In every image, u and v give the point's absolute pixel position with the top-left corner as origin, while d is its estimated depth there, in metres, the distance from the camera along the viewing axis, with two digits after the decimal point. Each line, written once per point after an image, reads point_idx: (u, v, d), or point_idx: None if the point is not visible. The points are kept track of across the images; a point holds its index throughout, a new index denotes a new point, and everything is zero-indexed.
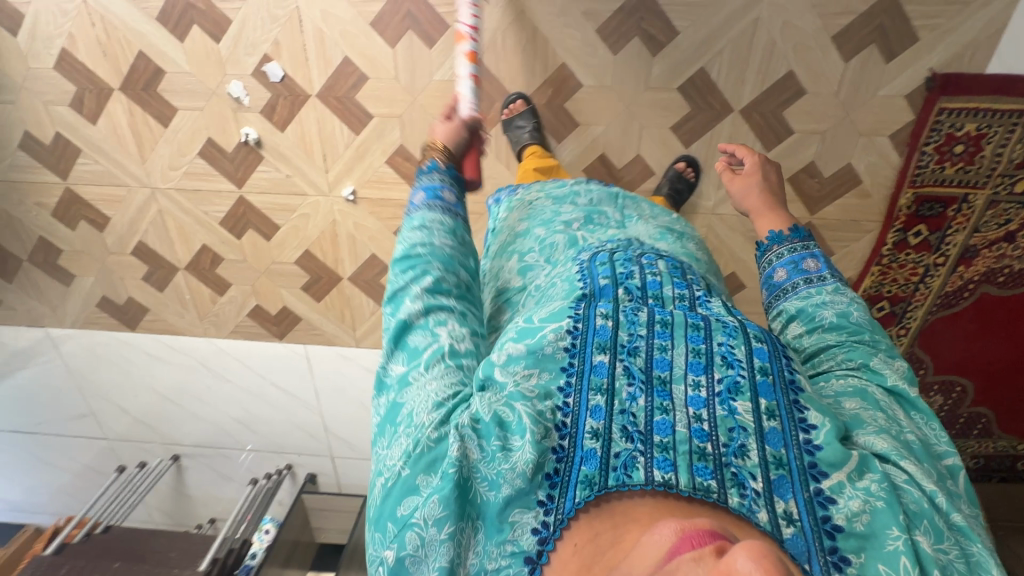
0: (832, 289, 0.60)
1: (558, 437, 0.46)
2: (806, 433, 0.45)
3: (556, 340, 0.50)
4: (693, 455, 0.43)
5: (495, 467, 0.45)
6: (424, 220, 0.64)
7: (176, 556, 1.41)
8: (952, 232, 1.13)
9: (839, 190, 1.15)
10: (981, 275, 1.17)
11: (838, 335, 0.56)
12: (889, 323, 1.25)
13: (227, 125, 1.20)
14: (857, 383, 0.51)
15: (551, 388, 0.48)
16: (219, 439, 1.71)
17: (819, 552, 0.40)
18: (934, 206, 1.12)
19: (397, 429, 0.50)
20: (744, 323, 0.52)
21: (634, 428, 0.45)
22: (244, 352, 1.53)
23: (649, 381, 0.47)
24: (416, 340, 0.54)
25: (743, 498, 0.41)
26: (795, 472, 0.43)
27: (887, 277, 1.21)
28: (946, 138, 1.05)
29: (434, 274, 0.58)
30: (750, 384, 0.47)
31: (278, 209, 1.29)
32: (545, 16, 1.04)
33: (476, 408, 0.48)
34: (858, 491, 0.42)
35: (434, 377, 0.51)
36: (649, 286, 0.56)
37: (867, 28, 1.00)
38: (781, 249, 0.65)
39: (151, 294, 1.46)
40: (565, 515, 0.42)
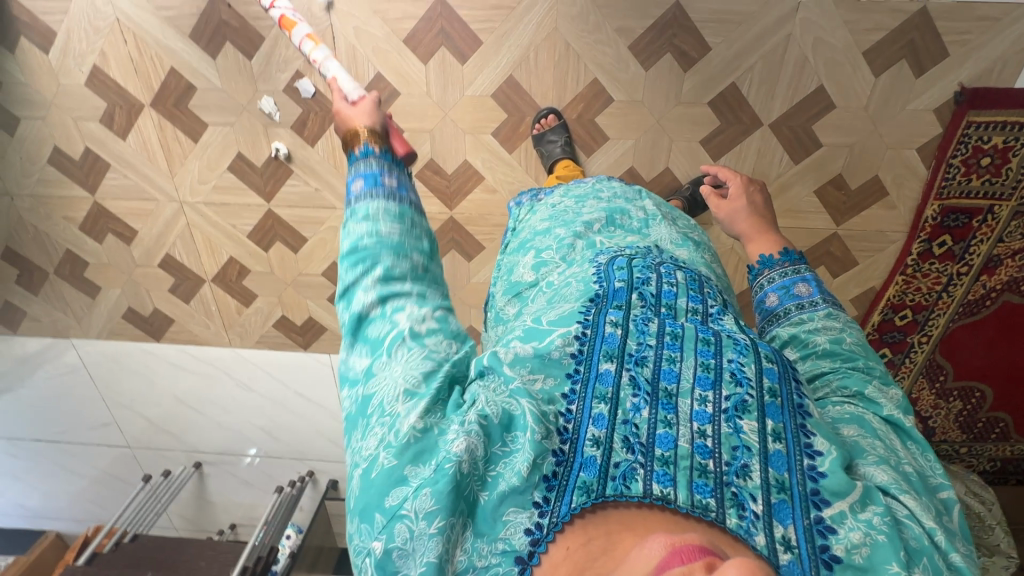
0: (827, 316, 0.56)
1: (562, 441, 0.40)
2: (809, 459, 0.40)
3: (564, 346, 0.45)
4: (694, 472, 0.38)
5: (494, 467, 0.39)
6: (367, 211, 0.50)
7: (206, 565, 1.42)
8: (977, 242, 1.12)
9: (870, 200, 1.15)
10: (1004, 284, 1.15)
11: (833, 362, 0.51)
12: (909, 332, 1.23)
13: (257, 140, 1.24)
14: (852, 410, 0.46)
15: (555, 394, 0.42)
16: (240, 448, 1.70)
17: None
18: (958, 217, 1.11)
19: (370, 422, 0.41)
20: (755, 338, 0.48)
21: (635, 441, 0.40)
22: (268, 362, 1.53)
23: (655, 393, 0.42)
24: (375, 332, 0.44)
25: (743, 521, 0.37)
26: (797, 498, 0.38)
27: (910, 286, 1.20)
28: (973, 151, 1.06)
29: (390, 269, 0.46)
30: (760, 400, 0.42)
31: (307, 222, 1.31)
32: (578, 33, 1.07)
33: (470, 404, 0.41)
34: (860, 523, 0.38)
35: (400, 364, 0.42)
36: (664, 295, 0.51)
37: (897, 45, 1.02)
38: (772, 274, 0.64)
39: (177, 305, 1.47)
40: (561, 519, 0.36)
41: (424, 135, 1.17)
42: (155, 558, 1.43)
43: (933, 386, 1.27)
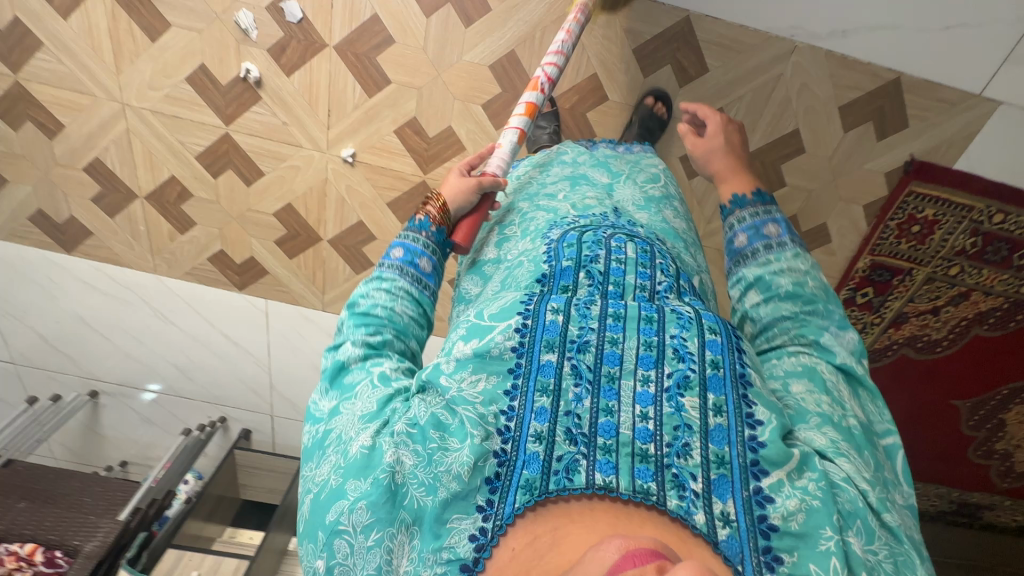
0: (790, 257, 0.59)
1: (502, 442, 0.43)
2: (751, 428, 0.42)
3: (504, 342, 0.47)
4: (635, 457, 0.41)
5: (432, 470, 0.42)
6: (392, 284, 0.56)
7: (91, 501, 1.30)
8: (893, 298, 1.24)
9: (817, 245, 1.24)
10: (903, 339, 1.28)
11: (793, 306, 0.55)
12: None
13: (227, 55, 1.13)
14: (808, 363, 0.51)
15: (497, 393, 0.45)
16: (148, 382, 1.57)
17: (752, 553, 0.38)
18: (883, 270, 1.22)
19: (325, 448, 0.46)
20: (700, 313, 0.49)
21: (578, 432, 0.42)
22: (196, 295, 1.41)
23: (597, 380, 0.44)
24: (352, 379, 0.49)
25: (682, 501, 0.39)
26: (735, 472, 0.41)
27: None
28: (908, 217, 1.17)
29: (385, 335, 0.52)
30: (701, 378, 0.44)
31: (267, 155, 1.22)
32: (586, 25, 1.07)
33: (407, 414, 0.45)
34: (796, 490, 0.40)
35: (360, 395, 0.47)
36: (611, 272, 0.54)
37: (869, 107, 1.10)
38: (743, 215, 0.64)
39: (98, 217, 1.32)
40: (505, 521, 0.40)
41: (410, 91, 1.14)
42: (30, 487, 1.30)
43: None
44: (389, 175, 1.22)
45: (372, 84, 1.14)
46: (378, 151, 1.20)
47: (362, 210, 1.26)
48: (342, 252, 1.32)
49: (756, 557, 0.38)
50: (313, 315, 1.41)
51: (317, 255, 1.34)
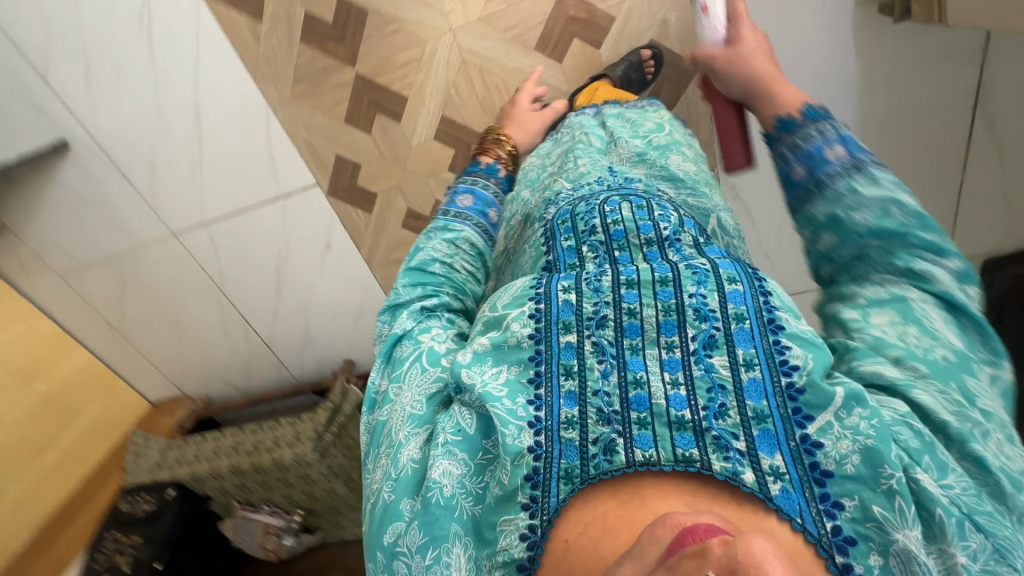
0: (876, 184, 0.51)
1: (534, 434, 0.44)
2: (788, 377, 0.43)
3: (521, 331, 0.50)
4: (672, 427, 0.42)
5: (472, 483, 0.47)
6: (458, 236, 0.70)
7: None
8: None
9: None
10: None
11: (880, 242, 0.49)
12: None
13: None
14: (896, 292, 0.47)
15: (520, 382, 0.48)
16: None
17: (811, 505, 0.39)
18: None
19: (378, 454, 0.53)
20: (716, 264, 0.51)
21: (612, 412, 0.44)
22: None
23: (621, 355, 0.47)
24: (402, 352, 0.57)
25: (729, 462, 0.40)
26: (779, 424, 0.42)
27: None
28: None
29: (442, 297, 0.63)
30: (726, 334, 0.46)
31: None
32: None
33: (450, 425, 0.49)
34: (846, 431, 0.41)
35: (406, 392, 0.54)
36: (613, 236, 0.59)
37: None
38: (797, 138, 0.58)
39: None
40: (550, 514, 0.42)
41: None
42: None
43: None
44: None
45: None
46: None
47: None
48: None
49: (816, 506, 0.39)
50: None
51: None
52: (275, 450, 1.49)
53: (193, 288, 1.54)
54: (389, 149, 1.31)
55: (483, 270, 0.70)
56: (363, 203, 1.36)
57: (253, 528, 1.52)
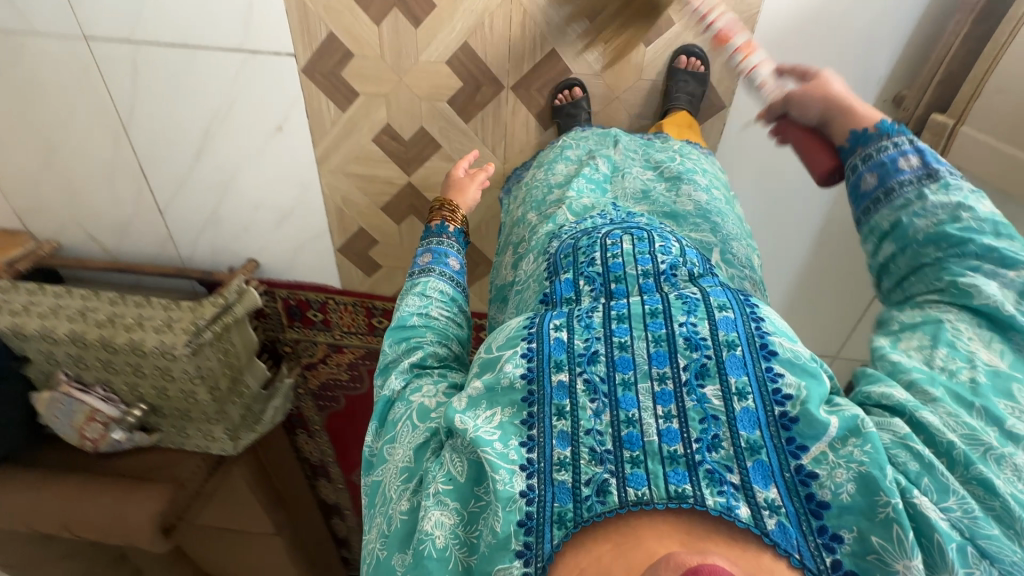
0: (942, 193, 0.53)
1: (527, 477, 0.44)
2: (779, 407, 0.43)
3: (514, 371, 0.49)
4: (665, 462, 0.42)
5: (463, 530, 0.46)
6: (426, 287, 0.68)
7: None
8: None
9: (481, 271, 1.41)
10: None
11: (936, 251, 0.51)
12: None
13: None
14: (931, 316, 0.48)
15: (512, 423, 0.47)
16: None
17: (808, 537, 0.40)
18: None
19: (376, 514, 0.54)
20: (707, 292, 0.51)
21: (604, 452, 0.43)
22: None
23: (612, 392, 0.45)
24: (396, 412, 0.58)
25: (723, 496, 0.40)
26: (773, 456, 0.42)
27: None
28: None
29: (426, 348, 0.62)
30: (718, 363, 0.45)
31: None
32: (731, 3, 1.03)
33: (441, 475, 0.48)
34: (841, 459, 0.41)
35: (402, 445, 0.54)
36: (610, 269, 0.56)
37: None
38: (874, 147, 0.59)
39: None
40: (545, 559, 0.41)
41: None
42: None
43: (336, 338, 1.61)
44: None
45: None
46: None
47: None
48: None
49: (813, 540, 0.40)
50: None
51: None
52: (137, 331, 1.28)
53: (87, 111, 1.24)
54: (391, 53, 1.15)
55: (461, 317, 0.68)
56: (340, 100, 1.20)
57: (75, 410, 1.32)
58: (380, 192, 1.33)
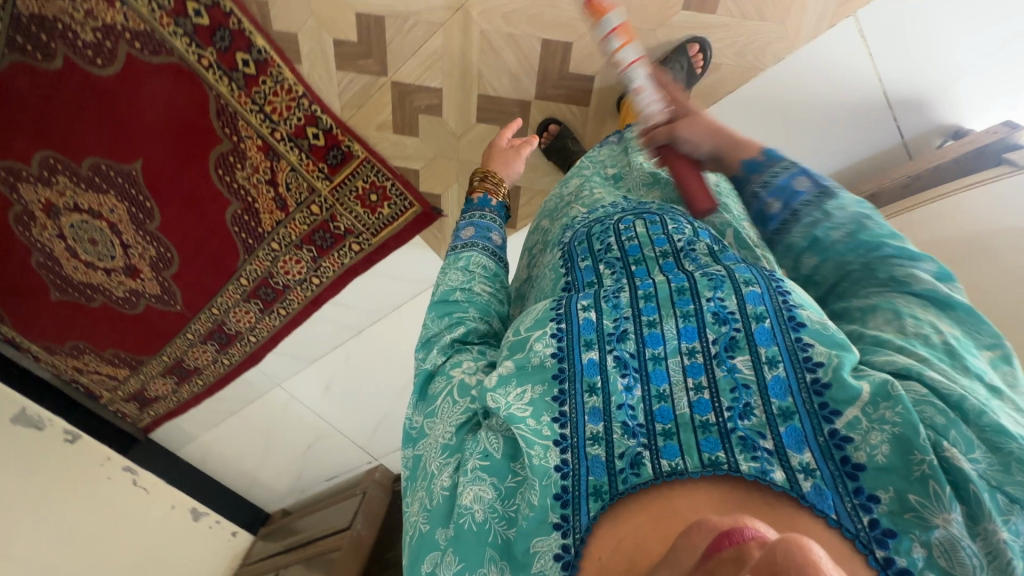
0: (842, 206, 0.59)
1: (562, 453, 0.47)
2: (811, 373, 0.46)
3: (544, 351, 0.52)
4: (698, 433, 0.45)
5: (506, 505, 0.48)
6: (470, 261, 0.69)
7: None
8: (259, 95, 1.20)
9: (363, 64, 1.19)
10: (230, 111, 1.23)
11: (854, 257, 0.57)
12: (202, 43, 1.16)
13: None
14: (882, 301, 0.53)
15: (546, 401, 0.50)
16: None
17: (846, 497, 0.41)
18: (340, 154, 1.26)
19: (414, 488, 0.55)
20: (732, 270, 0.54)
21: (636, 427, 0.47)
22: None
23: (643, 369, 0.49)
24: (435, 388, 0.58)
25: (757, 462, 0.43)
26: (806, 421, 0.44)
27: (268, 84, 1.19)
28: (333, 141, 1.25)
29: (467, 325, 0.62)
30: (747, 336, 0.49)
31: None
32: (757, 43, 1.04)
33: (478, 452, 0.51)
34: (875, 422, 0.42)
35: (441, 421, 0.55)
36: (628, 252, 0.60)
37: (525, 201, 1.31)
38: (777, 169, 0.64)
39: None
40: (581, 530, 0.44)
41: None
42: None
43: None
44: None
45: None
46: None
47: None
48: None
49: (850, 501, 0.40)
50: None
51: None
52: None
53: None
54: None
55: (501, 294, 0.69)
56: None
57: None
58: None
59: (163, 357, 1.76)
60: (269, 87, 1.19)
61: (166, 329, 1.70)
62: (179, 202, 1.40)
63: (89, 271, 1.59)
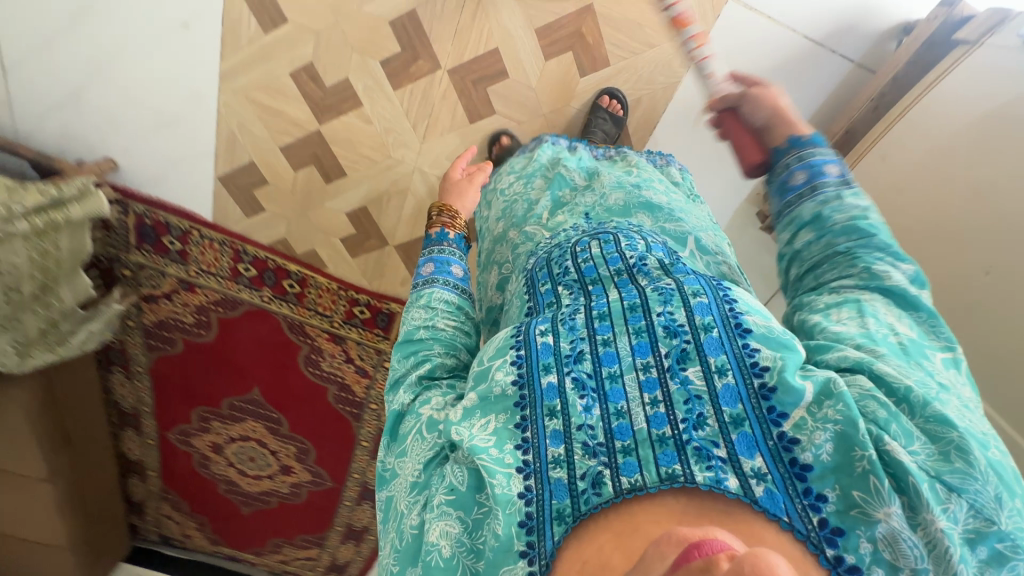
0: (858, 197, 0.55)
1: (524, 480, 0.43)
2: (759, 379, 0.42)
3: (504, 378, 0.47)
4: (655, 445, 0.41)
5: (473, 538, 0.44)
6: (431, 298, 0.61)
7: None
8: (307, 300, 1.45)
9: (369, 244, 1.42)
10: (298, 325, 1.46)
11: (850, 241, 0.52)
12: (259, 287, 1.45)
13: None
14: (852, 295, 0.49)
15: (507, 429, 0.45)
16: None
17: (797, 500, 0.38)
18: (386, 316, 1.46)
19: (389, 528, 0.51)
20: (681, 281, 0.50)
21: (596, 446, 0.42)
22: None
23: (600, 387, 0.44)
24: (405, 427, 0.53)
25: (712, 471, 0.39)
26: (755, 427, 0.41)
27: (319, 291, 1.46)
28: (376, 308, 1.46)
29: (433, 360, 0.56)
30: (697, 346, 0.44)
31: None
32: (661, 65, 1.16)
33: (444, 487, 0.46)
34: (817, 423, 0.40)
35: (411, 458, 0.51)
36: (584, 273, 0.54)
37: None
38: (804, 153, 0.59)
39: None
40: (548, 554, 0.40)
41: None
42: None
43: (190, 276, 1.43)
44: None
45: None
46: None
47: None
48: None
49: (800, 502, 0.38)
50: None
51: None
52: None
53: None
54: None
55: (469, 324, 0.62)
56: (264, 21, 1.23)
57: None
58: (282, 131, 1.33)
59: (336, 528, 1.93)
60: (315, 290, 1.46)
61: (326, 502, 1.91)
62: (296, 404, 1.69)
63: (259, 481, 1.91)
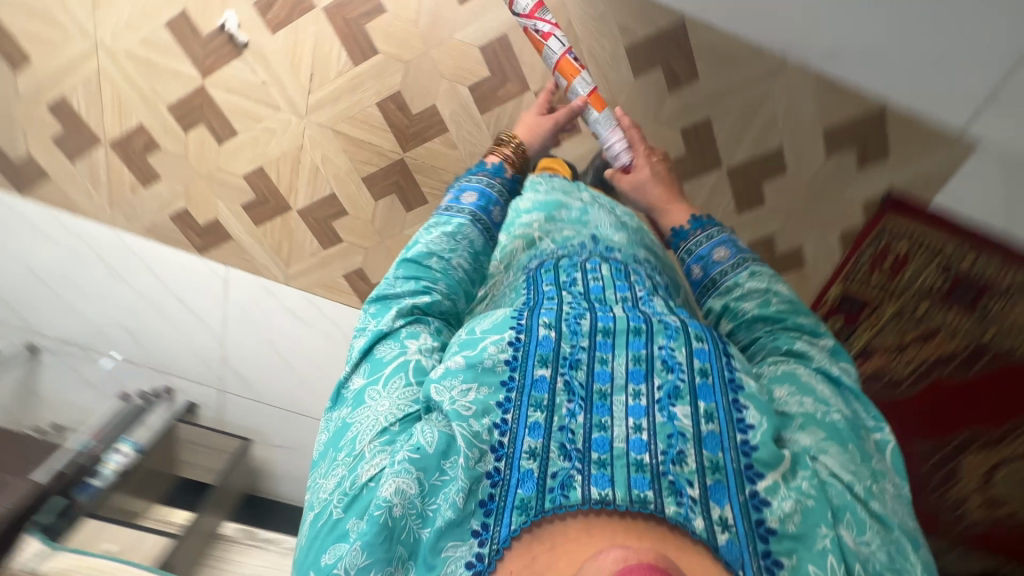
0: (754, 277, 0.61)
1: (496, 460, 0.44)
2: (744, 434, 0.45)
3: (497, 354, 0.49)
4: (631, 468, 0.42)
5: (431, 502, 0.44)
6: (456, 230, 0.65)
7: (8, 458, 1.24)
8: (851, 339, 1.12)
9: None
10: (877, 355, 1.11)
11: (766, 326, 0.58)
12: None
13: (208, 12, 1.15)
14: (786, 370, 0.52)
15: (489, 404, 0.46)
16: (95, 341, 1.56)
17: (753, 556, 0.40)
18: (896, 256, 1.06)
19: (336, 457, 0.49)
20: (686, 323, 0.52)
21: (573, 448, 0.44)
22: (168, 264, 1.43)
23: (589, 398, 0.47)
24: (383, 352, 0.54)
25: (681, 507, 0.40)
26: (730, 477, 0.43)
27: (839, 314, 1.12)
28: (881, 251, 1.08)
29: (434, 296, 0.58)
30: (691, 386, 0.47)
31: (240, 114, 1.24)
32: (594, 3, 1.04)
33: (411, 444, 0.45)
34: (791, 491, 0.42)
35: (387, 397, 0.50)
36: (593, 290, 0.57)
37: (852, 133, 1.05)
38: (694, 243, 0.68)
39: (58, 161, 1.35)
40: (501, 544, 0.40)
41: (398, 64, 1.14)
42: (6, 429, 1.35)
43: None
44: (365, 148, 1.22)
45: (358, 51, 1.14)
46: (358, 122, 1.21)
47: (334, 182, 1.27)
48: (312, 226, 1.33)
49: (757, 560, 0.40)
50: (276, 290, 1.41)
51: (285, 225, 1.35)
52: None
53: None
54: None
55: (477, 272, 0.66)
56: None
57: None
58: None
59: None
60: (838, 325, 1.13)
61: None
62: None
63: None
